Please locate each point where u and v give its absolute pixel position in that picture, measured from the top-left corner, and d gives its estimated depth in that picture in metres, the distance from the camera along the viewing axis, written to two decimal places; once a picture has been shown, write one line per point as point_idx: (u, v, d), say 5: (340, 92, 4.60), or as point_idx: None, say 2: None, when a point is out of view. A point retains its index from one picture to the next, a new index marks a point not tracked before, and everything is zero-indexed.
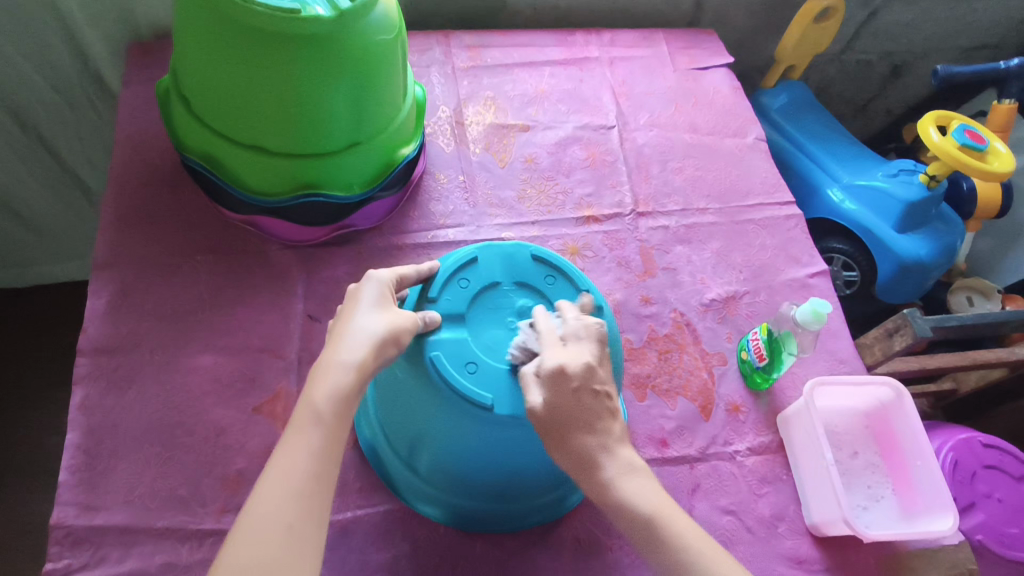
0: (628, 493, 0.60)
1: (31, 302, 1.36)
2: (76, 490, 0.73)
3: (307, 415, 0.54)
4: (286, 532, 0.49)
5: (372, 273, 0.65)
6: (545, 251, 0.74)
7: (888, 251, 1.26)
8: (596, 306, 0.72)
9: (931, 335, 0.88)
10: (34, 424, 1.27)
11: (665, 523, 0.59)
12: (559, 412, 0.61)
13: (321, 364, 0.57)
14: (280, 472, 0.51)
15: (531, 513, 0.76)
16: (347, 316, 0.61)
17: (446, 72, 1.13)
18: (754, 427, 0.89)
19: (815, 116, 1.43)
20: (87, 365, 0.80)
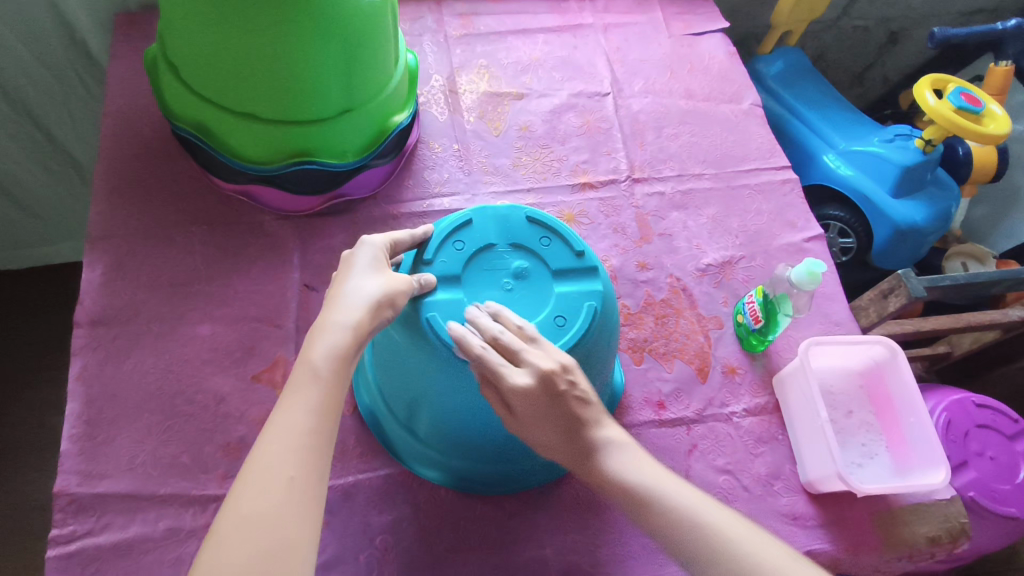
0: (616, 475, 0.60)
1: (27, 282, 1.36)
2: (78, 459, 0.73)
3: (305, 373, 0.55)
4: (288, 483, 0.49)
5: (367, 239, 0.65)
6: (541, 213, 0.72)
7: (885, 215, 1.26)
8: (591, 266, 0.70)
9: (925, 295, 0.88)
10: (36, 401, 1.28)
11: (656, 499, 0.58)
12: (534, 400, 0.60)
13: (318, 326, 0.58)
14: (281, 428, 0.52)
15: (530, 474, 0.77)
16: (342, 281, 0.62)
17: (439, 40, 1.12)
18: (750, 389, 0.89)
19: (811, 83, 1.42)
20: (85, 336, 0.80)
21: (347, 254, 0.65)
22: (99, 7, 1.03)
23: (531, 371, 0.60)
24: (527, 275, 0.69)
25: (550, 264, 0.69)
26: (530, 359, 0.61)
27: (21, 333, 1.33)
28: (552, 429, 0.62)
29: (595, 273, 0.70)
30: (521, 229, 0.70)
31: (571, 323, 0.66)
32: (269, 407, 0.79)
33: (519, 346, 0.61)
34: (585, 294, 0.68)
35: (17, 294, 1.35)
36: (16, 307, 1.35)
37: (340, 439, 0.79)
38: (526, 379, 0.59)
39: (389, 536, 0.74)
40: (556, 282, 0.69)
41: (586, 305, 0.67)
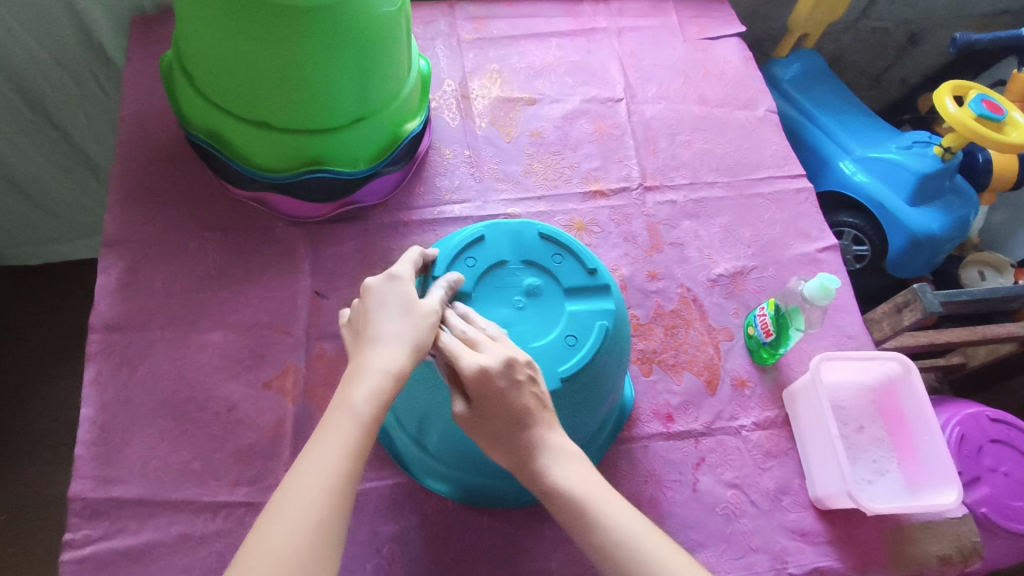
0: (557, 482, 0.58)
1: (47, 277, 1.39)
2: (93, 464, 0.74)
3: (339, 414, 0.54)
4: (311, 529, 0.49)
5: (395, 273, 0.62)
6: (553, 228, 0.71)
7: (900, 223, 1.24)
8: (602, 284, 0.69)
9: (941, 310, 0.87)
10: (53, 396, 1.30)
11: (601, 518, 0.56)
12: (483, 387, 0.57)
13: (357, 367, 0.57)
14: (310, 470, 0.51)
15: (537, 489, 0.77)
16: (378, 324, 0.59)
17: (451, 45, 1.11)
18: (760, 402, 0.89)
19: (828, 86, 1.40)
20: (99, 342, 0.81)
21: (372, 288, 0.61)
22: (114, 9, 1.04)
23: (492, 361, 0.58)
24: (539, 292, 0.68)
25: (561, 282, 0.68)
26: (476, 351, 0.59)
27: (39, 327, 1.35)
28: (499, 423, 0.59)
29: (608, 291, 0.69)
30: (534, 245, 0.69)
31: (583, 342, 0.65)
32: (279, 414, 0.80)
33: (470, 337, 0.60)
34: (596, 313, 0.67)
35: (36, 288, 1.37)
36: (33, 302, 1.36)
37: None
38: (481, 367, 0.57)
39: (397, 547, 0.75)
40: (568, 299, 0.68)
41: (598, 324, 0.66)
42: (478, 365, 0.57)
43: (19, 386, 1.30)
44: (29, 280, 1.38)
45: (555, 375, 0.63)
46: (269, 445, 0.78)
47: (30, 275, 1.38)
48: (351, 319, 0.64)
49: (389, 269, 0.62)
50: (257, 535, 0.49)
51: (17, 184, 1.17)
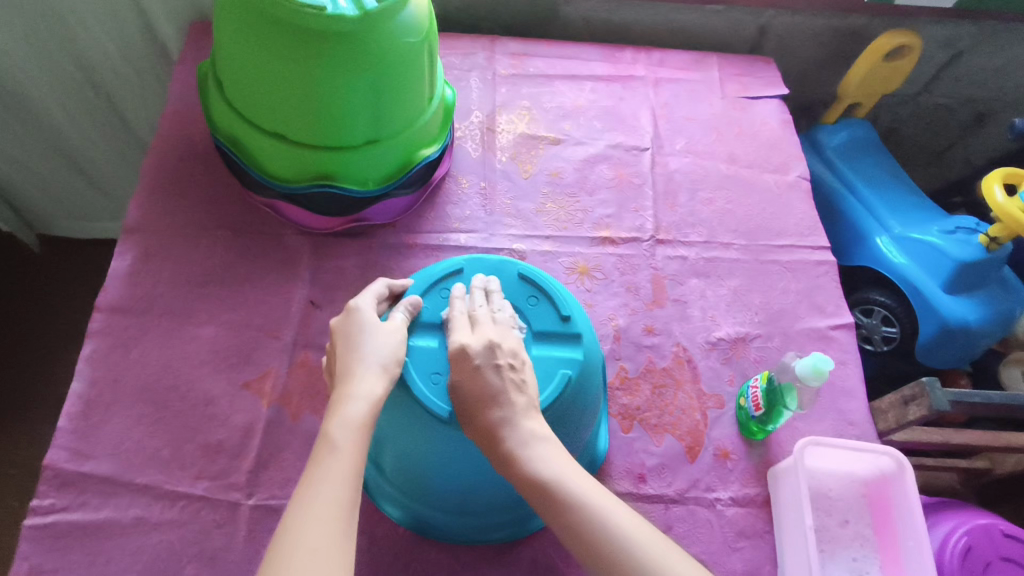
0: (529, 464, 0.59)
1: (77, 252, 1.45)
2: (71, 436, 0.78)
3: (325, 448, 0.57)
4: (315, 549, 0.50)
5: (355, 304, 0.68)
6: (533, 271, 0.73)
7: (933, 310, 1.17)
8: (572, 332, 0.69)
9: (949, 409, 0.81)
10: (58, 366, 1.34)
11: (562, 488, 0.58)
12: (461, 362, 0.63)
13: (335, 401, 0.61)
14: (309, 498, 0.53)
15: (492, 529, 0.76)
16: (348, 354, 0.64)
17: (486, 78, 1.13)
18: (741, 478, 0.85)
19: (874, 159, 1.35)
20: (102, 321, 0.85)
21: (339, 323, 0.68)
22: (179, 14, 1.11)
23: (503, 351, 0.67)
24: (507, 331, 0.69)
25: (531, 325, 0.69)
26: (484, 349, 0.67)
27: (59, 298, 1.41)
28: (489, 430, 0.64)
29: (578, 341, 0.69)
30: (512, 285, 0.71)
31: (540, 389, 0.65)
32: (252, 415, 0.82)
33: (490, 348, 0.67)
34: (561, 362, 0.67)
35: (65, 262, 1.44)
36: (61, 273, 1.43)
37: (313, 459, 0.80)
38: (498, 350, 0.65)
39: None
40: (534, 343, 0.69)
41: (560, 374, 0.66)
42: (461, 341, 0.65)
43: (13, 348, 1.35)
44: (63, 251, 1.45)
45: None
46: (237, 444, 0.80)
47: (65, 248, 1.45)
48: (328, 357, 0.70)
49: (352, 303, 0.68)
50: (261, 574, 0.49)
51: (71, 159, 1.26)
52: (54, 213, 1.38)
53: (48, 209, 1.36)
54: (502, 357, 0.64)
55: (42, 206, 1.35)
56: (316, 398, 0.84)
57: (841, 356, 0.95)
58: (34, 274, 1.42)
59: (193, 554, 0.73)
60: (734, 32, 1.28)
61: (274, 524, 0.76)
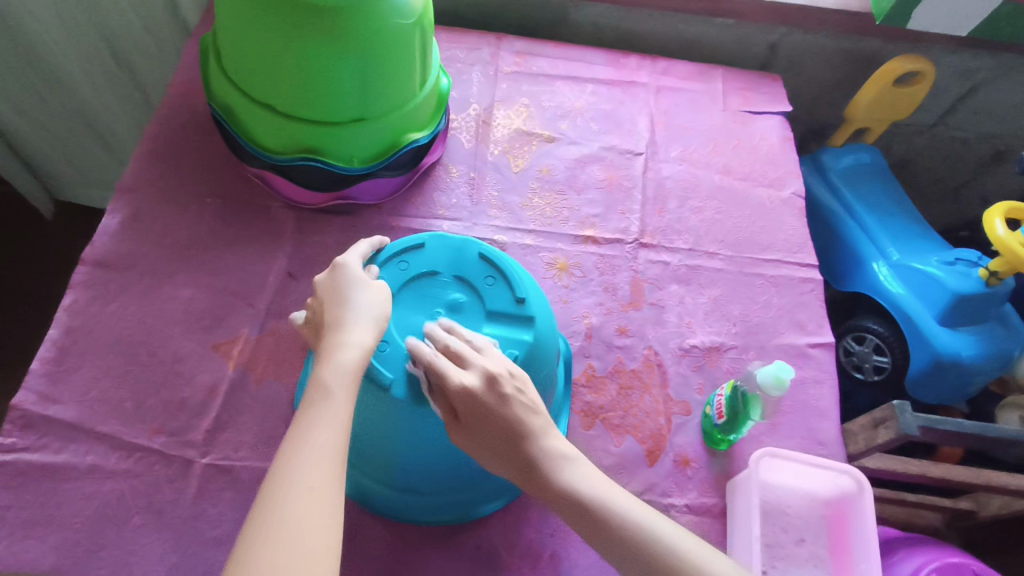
0: (573, 488, 0.60)
1: (71, 232, 1.50)
2: (41, 380, 0.79)
3: (317, 389, 0.57)
4: (316, 483, 0.51)
5: (341, 260, 0.67)
6: (496, 252, 0.73)
7: (926, 341, 1.13)
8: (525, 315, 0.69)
9: (917, 435, 0.79)
10: (38, 335, 1.39)
11: (613, 510, 0.59)
12: (469, 402, 0.60)
13: (327, 347, 0.61)
14: (306, 436, 0.54)
15: (436, 510, 0.75)
16: (334, 307, 0.64)
17: (488, 73, 1.15)
18: (699, 486, 0.83)
19: (880, 184, 1.32)
20: (85, 273, 0.87)
21: (323, 279, 0.67)
22: None
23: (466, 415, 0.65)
24: (461, 308, 0.70)
25: (485, 303, 0.70)
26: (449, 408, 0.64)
27: (44, 273, 1.45)
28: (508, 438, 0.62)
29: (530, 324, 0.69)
30: (471, 264, 0.72)
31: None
32: (218, 376, 0.83)
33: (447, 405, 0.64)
34: (510, 343, 0.67)
35: (58, 239, 1.48)
36: (51, 250, 1.47)
37: (271, 425, 0.81)
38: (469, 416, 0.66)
39: None
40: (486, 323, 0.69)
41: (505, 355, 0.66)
42: (470, 380, 0.61)
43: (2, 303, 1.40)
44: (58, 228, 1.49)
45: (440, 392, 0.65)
46: (199, 403, 0.81)
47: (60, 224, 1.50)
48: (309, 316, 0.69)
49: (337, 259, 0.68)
50: (258, 510, 0.49)
51: (92, 126, 1.31)
52: (75, 180, 1.44)
53: (69, 174, 1.42)
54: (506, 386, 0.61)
55: (65, 172, 1.41)
56: (282, 366, 0.85)
57: (817, 374, 0.93)
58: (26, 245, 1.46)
59: (142, 506, 0.74)
60: (744, 48, 1.28)
61: (223, 484, 0.77)
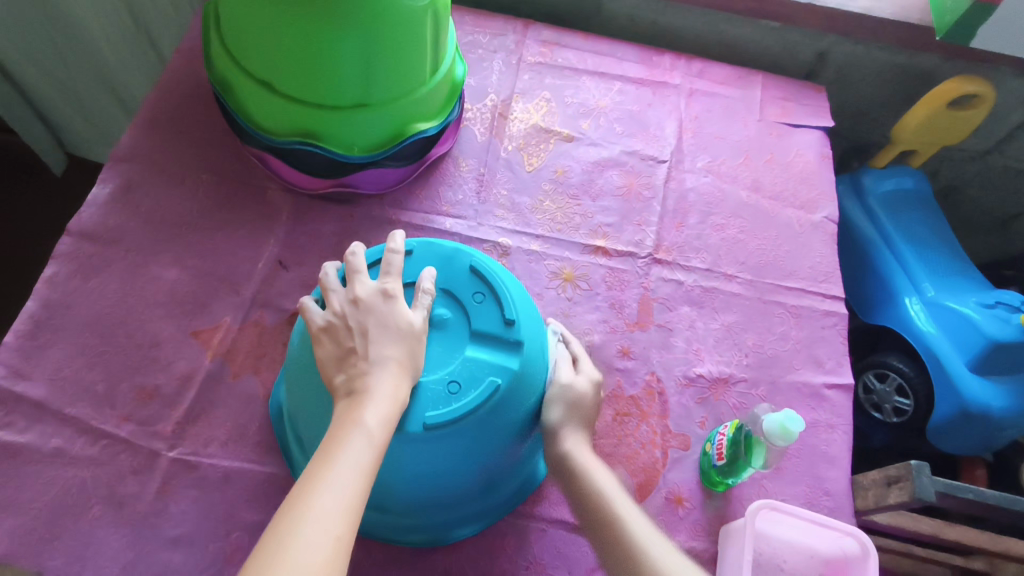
0: (589, 476, 0.65)
1: (65, 189, 1.38)
2: (13, 354, 0.77)
3: (353, 434, 0.52)
4: (337, 543, 0.45)
5: (392, 291, 0.62)
6: (488, 266, 0.70)
7: (953, 388, 1.05)
8: (513, 337, 0.67)
9: (933, 500, 0.73)
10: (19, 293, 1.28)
11: (614, 511, 0.61)
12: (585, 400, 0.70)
13: (361, 389, 0.56)
14: (331, 484, 0.48)
15: (407, 532, 0.71)
16: (377, 343, 0.59)
17: (510, 62, 1.09)
18: (690, 528, 0.77)
19: (920, 213, 1.23)
20: (69, 245, 0.84)
21: (366, 299, 0.61)
22: None
23: (570, 384, 0.70)
24: (444, 325, 0.67)
25: (471, 322, 0.67)
26: (574, 376, 0.71)
27: (27, 233, 1.33)
28: (584, 430, 0.69)
29: (517, 348, 0.66)
30: (460, 278, 0.69)
31: (464, 392, 0.63)
32: (194, 365, 0.80)
33: (565, 371, 0.71)
34: (493, 366, 0.65)
35: (48, 196, 1.37)
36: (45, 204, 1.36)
37: (244, 422, 0.78)
38: (566, 386, 0.69)
39: (247, 537, 0.72)
40: (470, 342, 0.66)
41: (487, 380, 0.63)
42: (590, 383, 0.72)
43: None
44: (50, 183, 1.38)
45: (420, 415, 0.61)
46: (173, 392, 0.78)
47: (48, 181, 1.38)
48: (331, 322, 0.61)
49: (387, 286, 0.63)
50: (262, 549, 0.44)
51: (106, 79, 1.22)
52: (88, 136, 1.34)
53: (82, 129, 1.32)
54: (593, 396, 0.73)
55: (78, 126, 1.31)
56: (262, 360, 0.82)
57: (831, 417, 0.87)
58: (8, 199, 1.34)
59: (102, 496, 0.71)
60: (790, 54, 1.19)
61: (188, 480, 0.74)
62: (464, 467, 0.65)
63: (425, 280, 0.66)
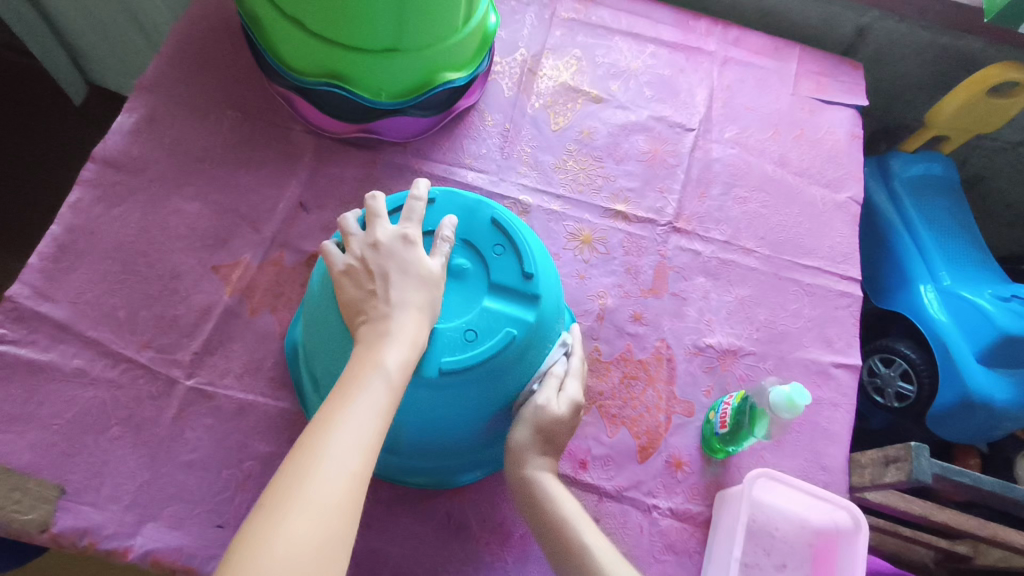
0: (547, 493, 0.66)
1: (86, 122, 1.38)
2: (37, 275, 0.78)
3: (371, 374, 0.53)
4: (352, 479, 0.47)
5: (413, 236, 0.63)
6: (510, 220, 0.71)
7: (958, 375, 1.05)
8: (529, 291, 0.67)
9: (930, 482, 0.74)
10: (44, 218, 1.29)
11: (577, 535, 0.63)
12: (548, 424, 0.67)
13: (381, 332, 0.57)
14: (351, 421, 0.50)
15: (413, 473, 0.73)
16: (398, 287, 0.60)
17: (543, 16, 1.07)
18: (687, 492, 0.79)
19: (946, 201, 1.21)
20: (94, 171, 0.84)
21: (386, 243, 0.62)
22: None
23: (547, 406, 0.66)
24: (464, 276, 0.67)
25: (490, 274, 0.68)
26: (554, 396, 0.67)
27: (45, 162, 1.33)
28: (550, 455, 0.68)
29: (533, 301, 0.67)
30: (481, 230, 0.70)
31: (480, 340, 0.64)
32: (213, 299, 0.81)
33: (546, 392, 0.67)
34: (511, 319, 0.66)
35: (68, 127, 1.36)
36: (71, 132, 1.36)
37: (260, 357, 0.80)
38: (542, 408, 0.66)
39: (258, 467, 0.74)
40: (489, 294, 0.67)
41: (505, 330, 0.65)
42: (566, 409, 0.67)
43: (14, 177, 1.31)
44: (72, 113, 1.37)
45: (435, 360, 0.62)
46: (192, 323, 0.80)
47: (72, 112, 1.38)
48: (352, 265, 0.62)
49: (408, 231, 0.63)
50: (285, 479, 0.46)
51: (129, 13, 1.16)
52: (111, 68, 1.32)
53: (104, 59, 1.29)
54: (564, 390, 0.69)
55: (101, 57, 1.29)
56: (279, 298, 0.83)
57: (836, 396, 0.88)
58: (31, 126, 1.34)
59: (121, 418, 0.74)
60: (829, 28, 1.16)
61: (204, 409, 0.76)
62: (473, 413, 0.66)
63: (445, 228, 0.66)
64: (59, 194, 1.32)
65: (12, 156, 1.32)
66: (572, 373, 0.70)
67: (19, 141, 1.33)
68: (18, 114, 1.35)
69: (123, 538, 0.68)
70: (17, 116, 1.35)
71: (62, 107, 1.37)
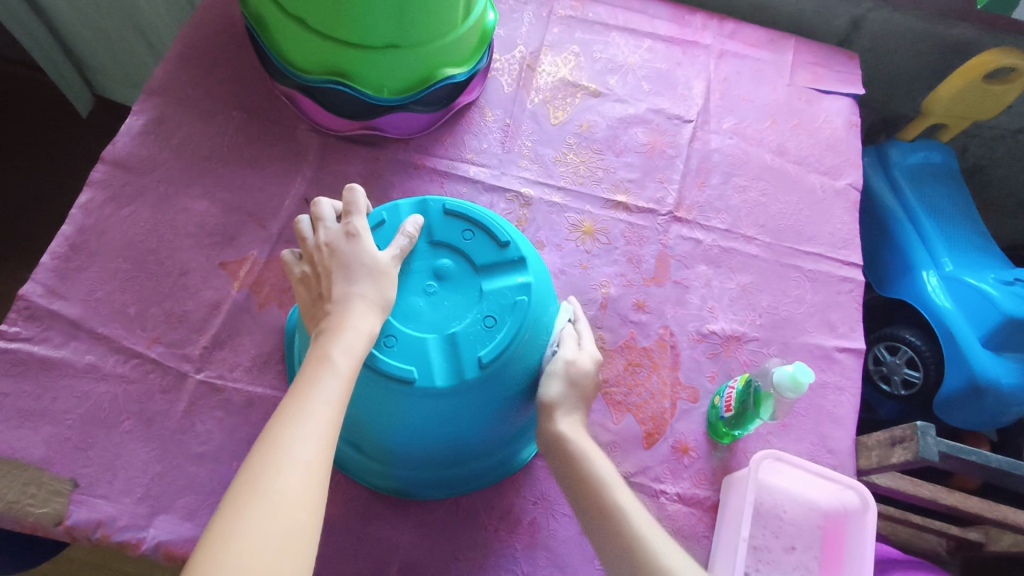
0: (573, 439, 0.65)
1: (92, 133, 1.40)
2: (49, 274, 0.79)
3: (323, 370, 0.53)
4: (310, 467, 0.47)
5: (356, 230, 0.64)
6: (463, 205, 0.72)
7: (963, 361, 1.05)
8: (517, 257, 0.69)
9: (937, 460, 0.74)
10: (51, 227, 1.31)
11: (600, 472, 0.63)
12: (575, 373, 0.69)
13: (329, 327, 0.57)
14: (306, 414, 0.50)
15: (478, 479, 0.75)
16: (345, 282, 0.60)
17: (541, 14, 1.08)
18: (694, 476, 0.79)
19: (943, 188, 1.22)
20: (104, 173, 0.86)
21: (331, 243, 0.63)
22: None
23: (574, 360, 0.69)
24: (455, 274, 0.69)
25: (473, 260, 0.69)
26: (578, 352, 0.70)
27: (51, 174, 1.35)
28: (579, 411, 0.68)
29: (521, 263, 0.69)
30: (442, 226, 0.70)
31: (500, 323, 0.65)
32: (221, 295, 0.83)
33: (569, 349, 0.70)
34: (513, 288, 0.68)
35: (74, 138, 1.38)
36: (76, 143, 1.38)
37: (268, 350, 0.81)
38: (570, 360, 0.69)
39: None
40: (480, 278, 0.69)
41: (515, 301, 0.67)
42: (593, 353, 0.71)
43: (19, 188, 1.32)
44: (78, 126, 1.40)
45: (471, 357, 0.64)
46: (201, 319, 0.81)
47: (77, 123, 1.40)
48: (305, 272, 0.64)
49: (351, 226, 0.64)
50: (242, 478, 0.46)
51: (134, 25, 1.17)
52: (116, 80, 1.34)
53: (108, 71, 1.31)
54: (579, 341, 0.72)
55: (106, 69, 1.31)
56: (286, 293, 0.84)
57: (840, 379, 0.88)
58: (37, 138, 1.37)
59: (133, 412, 0.75)
60: (824, 20, 1.17)
61: (214, 402, 0.77)
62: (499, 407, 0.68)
63: (408, 224, 0.68)
64: (65, 203, 1.33)
65: (19, 167, 1.34)
66: (583, 335, 0.73)
67: (26, 152, 1.35)
68: (26, 127, 1.37)
69: (136, 530, 0.69)
70: (23, 127, 1.37)
71: (67, 120, 1.39)
